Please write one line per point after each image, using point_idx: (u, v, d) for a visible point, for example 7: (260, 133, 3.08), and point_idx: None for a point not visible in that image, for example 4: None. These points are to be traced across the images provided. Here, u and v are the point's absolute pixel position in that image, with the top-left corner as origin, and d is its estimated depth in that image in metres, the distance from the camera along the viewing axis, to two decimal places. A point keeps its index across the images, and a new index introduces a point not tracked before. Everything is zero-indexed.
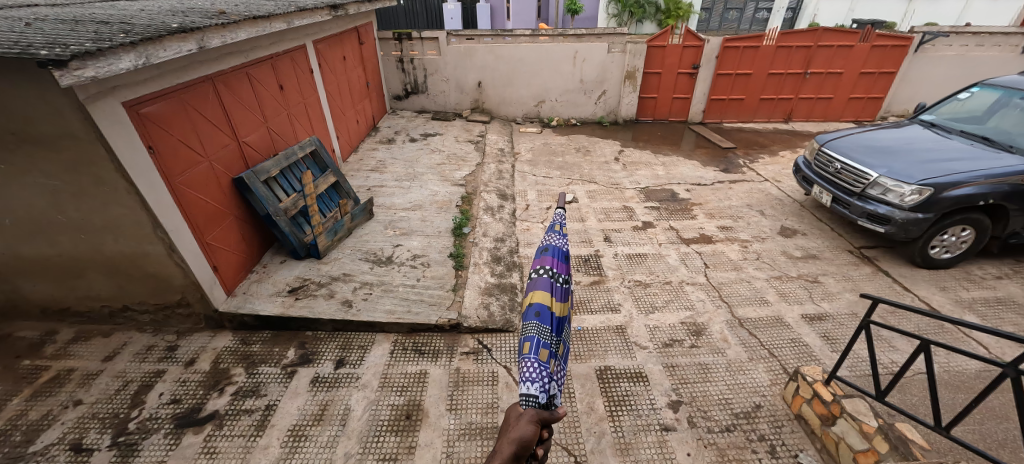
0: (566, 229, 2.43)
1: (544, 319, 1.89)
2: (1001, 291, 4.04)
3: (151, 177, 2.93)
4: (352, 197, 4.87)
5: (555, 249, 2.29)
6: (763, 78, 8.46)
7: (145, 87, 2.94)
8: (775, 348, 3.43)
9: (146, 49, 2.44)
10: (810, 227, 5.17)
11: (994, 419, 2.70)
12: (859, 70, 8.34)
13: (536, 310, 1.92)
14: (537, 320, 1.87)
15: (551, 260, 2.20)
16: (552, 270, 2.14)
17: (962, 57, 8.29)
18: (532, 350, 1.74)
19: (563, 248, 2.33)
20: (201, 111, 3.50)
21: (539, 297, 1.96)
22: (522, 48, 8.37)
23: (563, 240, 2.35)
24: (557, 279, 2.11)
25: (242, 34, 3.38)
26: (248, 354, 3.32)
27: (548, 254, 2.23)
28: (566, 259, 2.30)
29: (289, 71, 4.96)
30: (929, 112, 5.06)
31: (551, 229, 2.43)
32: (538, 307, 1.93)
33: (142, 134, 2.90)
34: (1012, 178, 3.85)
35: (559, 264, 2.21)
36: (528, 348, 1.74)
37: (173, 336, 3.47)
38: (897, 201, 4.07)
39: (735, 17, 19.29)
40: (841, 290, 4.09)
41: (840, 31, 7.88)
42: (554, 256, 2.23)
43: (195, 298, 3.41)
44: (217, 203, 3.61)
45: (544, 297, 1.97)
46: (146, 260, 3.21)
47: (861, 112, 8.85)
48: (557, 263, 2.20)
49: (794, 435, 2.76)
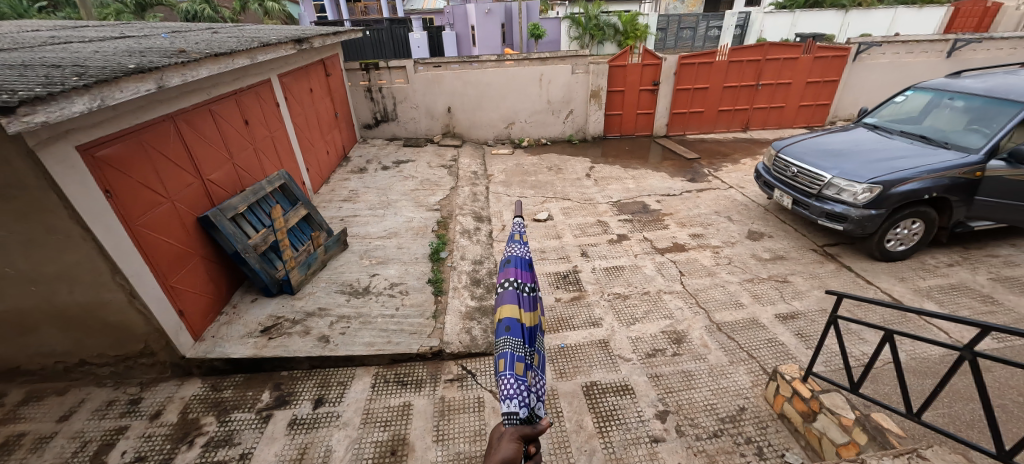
0: (526, 238, 2.46)
1: (516, 333, 1.85)
2: (954, 278, 4.30)
3: (109, 221, 2.81)
4: (325, 228, 4.78)
5: (518, 259, 2.32)
6: (719, 91, 8.93)
7: (101, 130, 2.85)
8: (754, 349, 3.52)
9: (101, 91, 2.37)
10: (775, 230, 5.40)
11: (961, 401, 2.83)
12: (805, 80, 8.93)
13: (507, 325, 1.89)
14: (509, 335, 1.84)
15: (514, 271, 2.21)
16: (517, 281, 2.14)
17: (895, 63, 9.00)
18: (508, 367, 1.72)
19: (525, 256, 2.36)
20: (161, 151, 3.40)
21: (507, 311, 1.93)
22: (488, 72, 8.58)
23: (525, 249, 2.38)
24: (523, 289, 2.13)
25: (203, 71, 3.34)
26: (219, 401, 3.15)
27: (511, 265, 2.25)
28: (530, 267, 2.34)
29: (254, 105, 4.91)
30: (871, 115, 5.44)
31: (511, 240, 2.47)
32: (508, 322, 1.90)
33: (98, 178, 2.79)
34: (951, 172, 4.15)
35: (523, 273, 2.23)
36: (504, 366, 1.72)
37: (137, 388, 3.26)
38: (851, 200, 4.31)
39: (689, 35, 20.49)
40: (809, 287, 4.26)
41: (784, 45, 8.45)
42: (518, 266, 2.25)
43: (159, 346, 3.23)
44: (182, 244, 3.48)
45: (513, 310, 1.96)
46: (105, 309, 3.03)
47: (811, 117, 9.43)
48: (521, 273, 2.21)
49: (779, 435, 2.80)
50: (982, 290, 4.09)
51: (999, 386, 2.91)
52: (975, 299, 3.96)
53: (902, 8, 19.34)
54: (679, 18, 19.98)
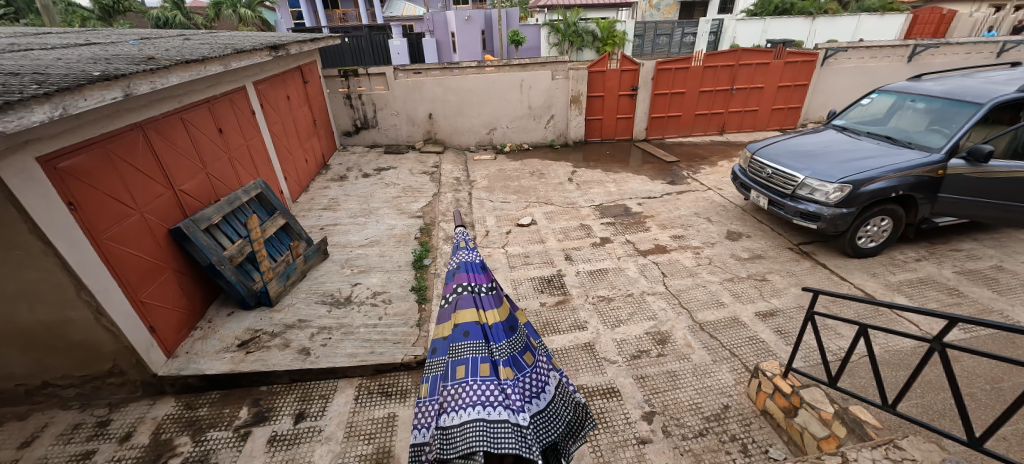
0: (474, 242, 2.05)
1: (476, 336, 1.69)
2: (922, 272, 4.48)
3: (73, 236, 2.68)
4: (304, 238, 4.69)
5: (469, 263, 1.95)
6: (695, 95, 9.14)
7: (63, 140, 2.72)
8: (735, 348, 3.58)
9: (63, 100, 2.26)
10: (752, 230, 5.53)
11: (933, 391, 2.93)
12: (777, 84, 9.23)
13: (465, 330, 1.72)
14: (469, 341, 1.69)
15: (466, 276, 1.87)
16: (471, 285, 1.84)
17: (861, 67, 9.39)
18: (471, 372, 1.64)
19: (476, 260, 1.97)
20: (129, 161, 3.27)
21: (466, 316, 1.74)
22: (469, 79, 8.60)
23: (475, 253, 1.99)
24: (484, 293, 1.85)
25: (173, 78, 3.24)
26: (194, 420, 3.02)
27: (462, 270, 1.90)
28: (486, 269, 1.96)
29: (228, 113, 4.78)
30: (841, 117, 5.65)
31: (457, 246, 2.05)
32: (467, 327, 1.72)
33: (61, 191, 2.67)
34: (916, 170, 4.32)
35: (478, 276, 1.89)
36: (467, 372, 1.64)
37: (105, 410, 3.11)
38: (823, 199, 4.45)
39: (666, 42, 20.99)
40: (787, 285, 4.37)
41: (757, 51, 8.72)
42: (469, 270, 1.91)
43: (129, 365, 3.08)
44: (153, 258, 3.35)
45: (468, 315, 1.74)
46: (70, 328, 2.89)
47: (784, 120, 9.74)
48: (474, 275, 1.89)
49: (763, 431, 2.85)
50: (948, 283, 4.27)
51: (968, 375, 3.03)
52: (942, 292, 4.13)
53: (865, 16, 20.23)
54: (655, 25, 20.43)
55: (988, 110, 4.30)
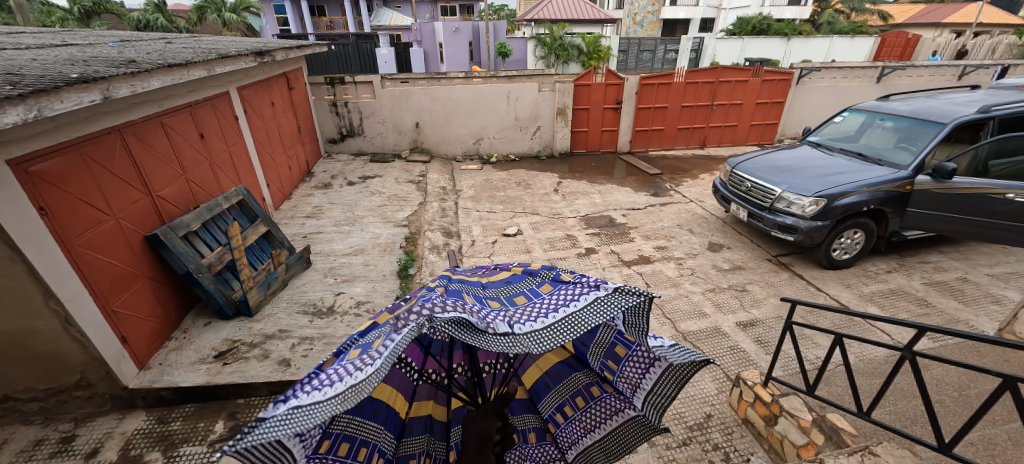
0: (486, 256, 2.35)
1: (519, 278, 1.82)
2: (893, 283, 4.66)
3: (43, 241, 2.58)
4: (286, 245, 4.60)
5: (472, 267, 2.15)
6: (677, 110, 9.40)
7: (36, 143, 2.63)
8: (717, 357, 3.64)
9: (39, 102, 2.19)
10: (733, 241, 5.67)
11: (906, 399, 3.02)
12: (755, 101, 9.56)
13: (508, 279, 1.84)
14: (513, 282, 1.80)
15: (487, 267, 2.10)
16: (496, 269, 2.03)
17: (833, 87, 9.82)
18: (529, 298, 1.66)
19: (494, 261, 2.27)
20: (105, 164, 3.17)
21: (504, 276, 1.89)
22: (457, 89, 8.66)
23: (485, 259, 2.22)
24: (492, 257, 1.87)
25: (154, 82, 3.17)
26: (167, 434, 2.90)
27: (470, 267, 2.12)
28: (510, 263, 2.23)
29: (210, 119, 4.69)
30: (815, 133, 5.89)
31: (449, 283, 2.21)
32: (510, 279, 1.84)
33: (32, 195, 2.56)
34: (886, 185, 4.52)
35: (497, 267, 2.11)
36: (528, 298, 1.67)
37: (70, 425, 2.96)
38: (800, 212, 4.61)
39: (649, 57, 21.52)
40: (766, 296, 4.48)
41: (736, 69, 9.04)
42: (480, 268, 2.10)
43: (98, 377, 2.94)
44: (127, 265, 3.24)
45: (506, 274, 1.91)
46: (37, 338, 2.75)
47: (762, 136, 10.07)
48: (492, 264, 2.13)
49: (744, 440, 2.89)
50: (917, 293, 4.44)
51: (938, 383, 3.15)
52: (912, 302, 4.29)
53: (838, 38, 21.24)
54: (639, 41, 20.93)
55: (951, 130, 4.54)
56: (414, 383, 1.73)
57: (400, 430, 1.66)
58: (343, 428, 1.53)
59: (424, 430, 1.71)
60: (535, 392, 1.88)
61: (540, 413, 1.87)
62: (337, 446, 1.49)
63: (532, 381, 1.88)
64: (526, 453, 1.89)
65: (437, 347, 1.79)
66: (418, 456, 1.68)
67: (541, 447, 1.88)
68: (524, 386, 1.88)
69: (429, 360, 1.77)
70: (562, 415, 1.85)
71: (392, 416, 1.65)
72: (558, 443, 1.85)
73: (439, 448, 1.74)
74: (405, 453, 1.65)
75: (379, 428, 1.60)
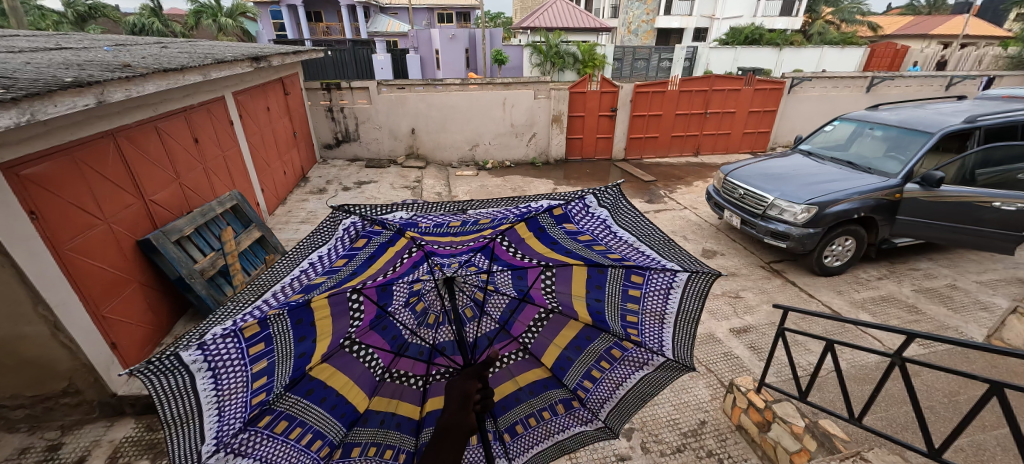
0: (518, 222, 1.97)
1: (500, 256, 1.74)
2: (883, 290, 4.72)
3: (34, 246, 2.55)
4: (279, 251, 4.58)
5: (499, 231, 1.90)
6: (672, 118, 9.50)
7: (29, 146, 2.62)
8: (711, 363, 3.66)
9: (32, 105, 2.17)
10: (726, 248, 5.72)
11: (897, 405, 3.04)
12: (748, 109, 9.70)
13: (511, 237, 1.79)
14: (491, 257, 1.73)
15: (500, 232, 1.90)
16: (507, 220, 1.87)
17: (824, 96, 9.98)
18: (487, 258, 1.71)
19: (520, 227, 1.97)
20: (97, 168, 3.14)
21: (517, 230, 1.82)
22: (453, 96, 8.72)
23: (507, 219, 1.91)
24: (457, 228, 1.84)
25: (149, 87, 3.17)
26: (156, 443, 2.85)
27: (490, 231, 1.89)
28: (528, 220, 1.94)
29: (205, 124, 4.67)
30: (807, 142, 5.97)
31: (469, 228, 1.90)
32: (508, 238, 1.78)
33: (23, 199, 2.53)
34: (876, 193, 4.59)
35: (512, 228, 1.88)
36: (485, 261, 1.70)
37: (56, 433, 2.91)
38: (791, 219, 4.66)
39: (643, 66, 21.71)
40: (759, 302, 4.52)
41: (728, 78, 9.19)
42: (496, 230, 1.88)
43: (86, 383, 2.90)
44: (118, 270, 3.20)
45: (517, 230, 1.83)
46: (23, 344, 2.71)
47: (754, 144, 10.20)
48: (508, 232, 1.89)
49: (738, 446, 2.90)
50: (907, 300, 4.50)
51: (928, 389, 3.19)
52: (902, 309, 4.35)
53: (828, 48, 21.63)
54: (634, 49, 21.17)
55: (938, 139, 4.63)
56: (376, 378, 1.48)
57: (354, 421, 1.41)
58: (287, 406, 1.33)
59: (380, 424, 1.46)
60: (559, 366, 1.73)
61: (567, 385, 1.72)
62: (274, 422, 1.29)
63: (553, 357, 1.73)
64: (554, 426, 1.75)
65: (414, 348, 1.56)
66: (364, 447, 1.43)
67: (572, 416, 1.75)
68: (546, 364, 1.71)
69: (401, 359, 1.53)
70: (590, 379, 1.77)
71: (344, 405, 1.41)
72: (590, 405, 1.74)
73: (395, 439, 1.49)
74: (351, 444, 1.39)
75: (324, 414, 1.38)
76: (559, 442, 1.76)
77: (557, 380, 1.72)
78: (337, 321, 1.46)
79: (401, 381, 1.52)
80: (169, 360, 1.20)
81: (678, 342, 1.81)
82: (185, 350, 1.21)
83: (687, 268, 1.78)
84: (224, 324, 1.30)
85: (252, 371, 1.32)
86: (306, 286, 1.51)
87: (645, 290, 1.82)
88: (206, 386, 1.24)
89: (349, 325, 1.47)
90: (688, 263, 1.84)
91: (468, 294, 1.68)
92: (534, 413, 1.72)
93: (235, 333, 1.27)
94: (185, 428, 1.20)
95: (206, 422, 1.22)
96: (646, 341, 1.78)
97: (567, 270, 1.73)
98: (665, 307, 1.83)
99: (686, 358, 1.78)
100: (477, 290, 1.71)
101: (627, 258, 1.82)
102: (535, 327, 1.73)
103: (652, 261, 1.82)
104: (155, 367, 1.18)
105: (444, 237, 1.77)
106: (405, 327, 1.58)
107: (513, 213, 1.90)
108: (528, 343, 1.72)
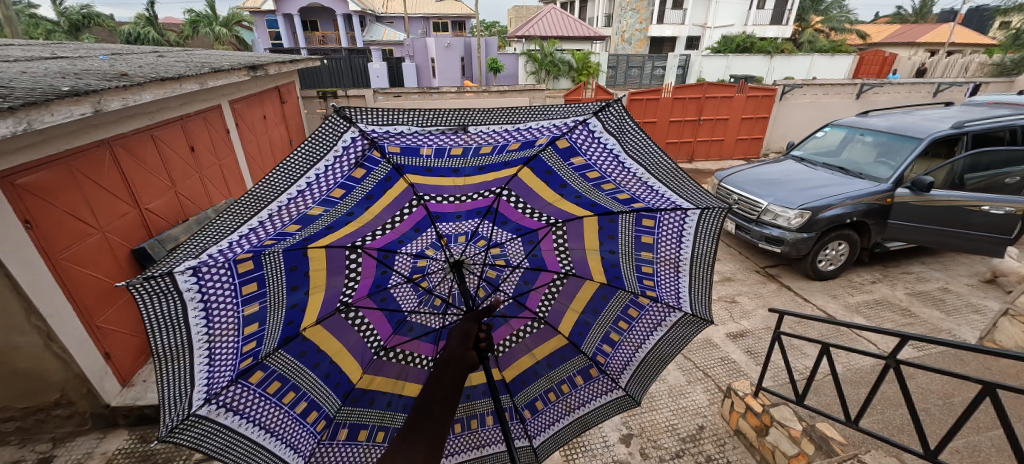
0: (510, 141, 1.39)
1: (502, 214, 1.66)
2: (877, 293, 4.76)
3: (27, 256, 2.53)
4: None
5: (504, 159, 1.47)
6: (665, 124, 9.60)
7: (25, 156, 2.60)
8: (708, 368, 3.67)
9: (28, 114, 2.17)
10: (722, 253, 5.76)
11: (892, 407, 3.06)
12: (740, 116, 9.83)
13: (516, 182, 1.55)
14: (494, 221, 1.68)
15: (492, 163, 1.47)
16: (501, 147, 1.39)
17: (814, 103, 10.15)
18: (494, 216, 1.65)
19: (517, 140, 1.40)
20: (92, 176, 3.13)
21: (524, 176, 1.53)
22: (448, 103, 8.78)
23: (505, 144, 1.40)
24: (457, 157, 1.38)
25: (146, 95, 3.17)
26: (149, 454, 2.81)
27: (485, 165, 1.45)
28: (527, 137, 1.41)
29: (201, 132, 4.65)
30: (799, 148, 6.05)
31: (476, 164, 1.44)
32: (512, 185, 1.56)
33: (17, 208, 2.51)
34: (868, 198, 4.65)
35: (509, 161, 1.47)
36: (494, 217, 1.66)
37: (48, 445, 2.88)
38: (785, 224, 4.71)
39: (636, 74, 21.90)
40: (755, 306, 4.55)
41: (720, 85, 9.33)
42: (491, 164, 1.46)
43: (79, 394, 2.87)
44: (111, 279, 3.17)
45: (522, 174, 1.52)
46: (15, 356, 2.67)
47: (748, 150, 10.31)
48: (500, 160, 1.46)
49: (736, 451, 2.91)
50: (901, 303, 4.55)
51: (923, 391, 3.21)
52: (896, 312, 4.39)
53: (817, 56, 22.04)
54: (627, 58, 21.41)
55: (927, 145, 4.71)
56: (372, 353, 1.55)
57: (348, 393, 1.50)
58: (280, 365, 1.37)
59: (386, 405, 1.57)
60: (577, 333, 1.79)
61: (585, 352, 1.78)
62: (268, 381, 1.34)
63: (571, 324, 1.78)
64: (575, 399, 1.80)
65: (418, 328, 1.63)
66: (371, 429, 1.54)
67: (592, 385, 1.79)
68: (563, 333, 1.77)
69: (406, 341, 1.60)
70: (609, 343, 1.80)
71: (339, 375, 1.49)
72: (610, 372, 1.79)
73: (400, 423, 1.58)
74: (359, 425, 1.52)
75: (316, 380, 1.45)
76: (583, 412, 1.82)
77: (574, 348, 1.78)
78: (333, 277, 1.48)
79: (405, 362, 1.59)
80: (162, 281, 1.09)
81: (694, 293, 1.71)
82: (182, 273, 1.10)
83: (697, 204, 1.53)
84: (212, 248, 1.16)
85: (242, 315, 1.29)
86: (303, 216, 1.31)
87: (658, 236, 1.65)
88: (197, 321, 1.20)
89: (344, 286, 1.51)
90: (702, 195, 1.53)
91: (478, 275, 1.72)
92: (553, 388, 1.78)
93: (231, 268, 1.20)
94: (170, 360, 1.17)
95: (196, 364, 1.22)
96: (661, 296, 1.74)
97: (578, 225, 1.66)
98: (678, 253, 1.66)
99: (703, 309, 1.72)
100: (486, 270, 1.74)
101: (636, 199, 1.57)
102: (552, 290, 1.76)
103: (664, 199, 1.56)
104: (148, 286, 1.07)
105: (445, 178, 1.45)
106: (407, 306, 1.63)
107: (515, 134, 1.36)
108: (544, 313, 1.76)
